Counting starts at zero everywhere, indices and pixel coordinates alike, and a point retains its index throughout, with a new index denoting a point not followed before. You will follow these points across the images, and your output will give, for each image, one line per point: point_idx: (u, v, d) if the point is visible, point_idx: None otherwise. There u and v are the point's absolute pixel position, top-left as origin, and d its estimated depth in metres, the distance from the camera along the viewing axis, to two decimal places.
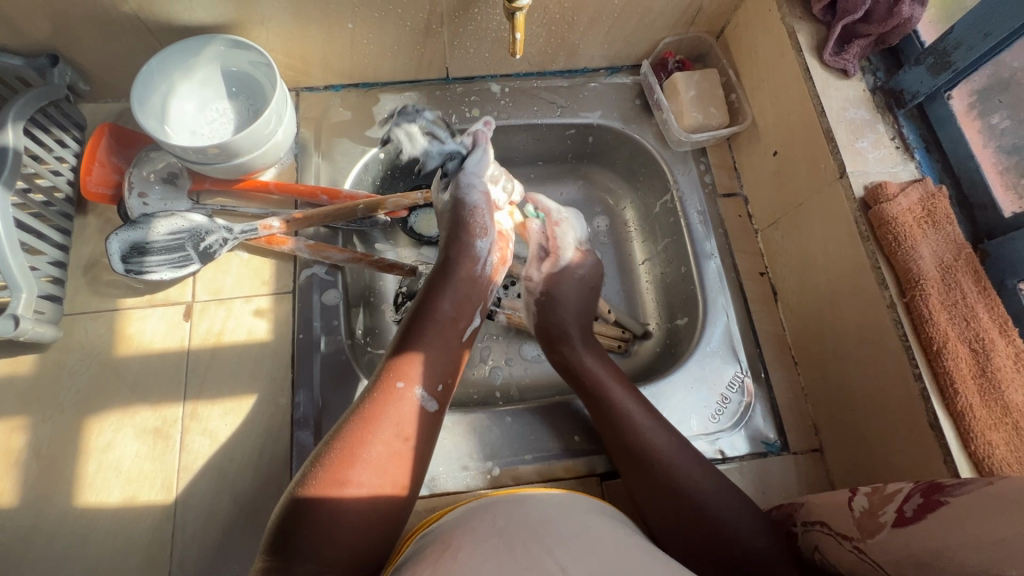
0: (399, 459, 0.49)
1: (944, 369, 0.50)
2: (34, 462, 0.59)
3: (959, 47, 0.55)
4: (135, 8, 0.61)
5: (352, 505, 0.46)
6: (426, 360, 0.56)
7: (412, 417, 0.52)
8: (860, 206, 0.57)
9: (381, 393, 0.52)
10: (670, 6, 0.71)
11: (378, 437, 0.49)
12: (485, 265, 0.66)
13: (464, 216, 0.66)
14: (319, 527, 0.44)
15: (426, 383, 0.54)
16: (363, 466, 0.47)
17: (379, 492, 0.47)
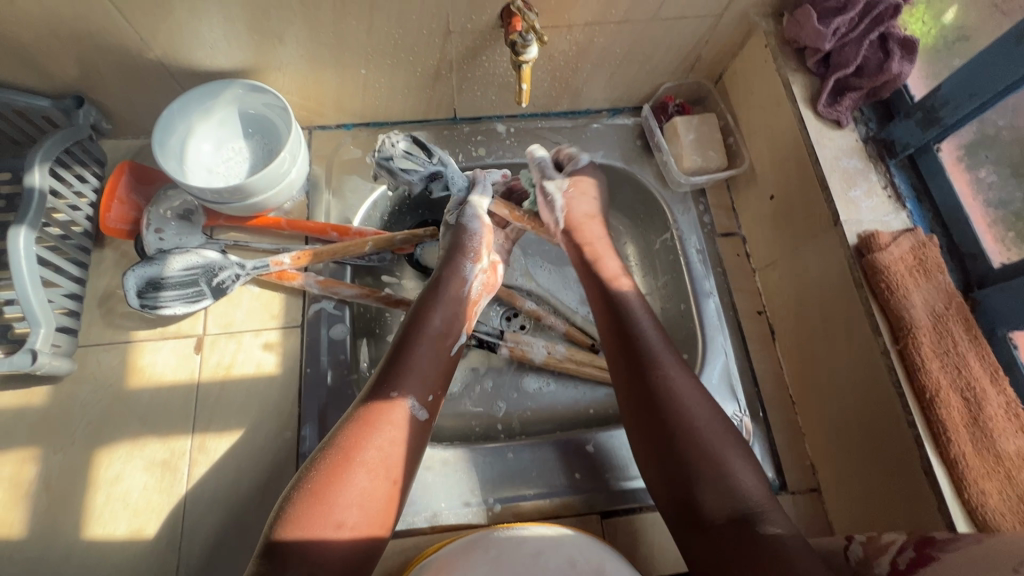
0: (391, 464, 0.52)
1: (937, 418, 0.51)
2: (43, 493, 0.61)
3: (947, 105, 0.57)
4: (159, 55, 0.64)
5: (346, 509, 0.48)
6: (417, 372, 0.58)
7: (403, 424, 0.55)
8: (855, 253, 0.59)
9: (376, 401, 0.55)
10: (670, 53, 0.74)
11: (372, 443, 0.52)
12: (473, 286, 0.68)
13: (463, 240, 0.69)
14: (313, 531, 0.47)
15: (418, 394, 0.57)
16: (358, 470, 0.50)
17: (371, 496, 0.50)
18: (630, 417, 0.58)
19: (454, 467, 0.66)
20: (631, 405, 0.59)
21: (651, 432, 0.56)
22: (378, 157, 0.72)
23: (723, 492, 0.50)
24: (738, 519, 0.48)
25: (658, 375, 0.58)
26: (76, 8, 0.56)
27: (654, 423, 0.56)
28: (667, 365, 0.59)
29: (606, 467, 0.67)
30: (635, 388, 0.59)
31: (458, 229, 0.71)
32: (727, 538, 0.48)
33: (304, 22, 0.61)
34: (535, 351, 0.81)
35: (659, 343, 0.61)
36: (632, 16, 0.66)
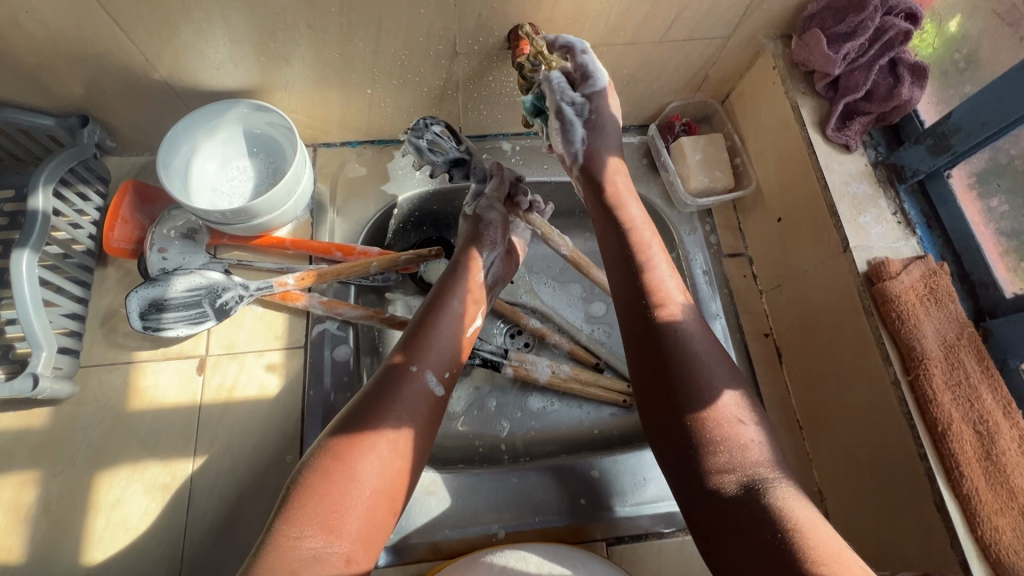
0: (409, 435, 0.54)
1: (950, 452, 0.50)
2: (43, 517, 0.60)
3: (958, 132, 0.56)
4: (165, 76, 0.64)
5: (364, 478, 0.49)
6: (437, 348, 0.60)
7: (422, 397, 0.56)
8: (865, 281, 0.58)
9: (395, 372, 0.56)
10: (678, 74, 0.73)
11: (392, 413, 0.53)
12: (489, 273, 0.69)
13: (480, 229, 0.70)
14: (333, 495, 0.48)
15: (437, 369, 0.58)
16: (378, 439, 0.51)
17: (388, 467, 0.51)
18: (636, 374, 0.54)
19: (458, 491, 0.66)
20: (638, 363, 0.54)
21: (658, 394, 0.52)
22: (411, 136, 0.71)
23: (734, 461, 0.46)
24: (749, 488, 0.45)
25: (673, 338, 0.53)
26: (83, 30, 0.56)
27: (663, 384, 0.52)
28: (684, 319, 0.54)
29: (611, 493, 0.66)
30: (642, 345, 0.54)
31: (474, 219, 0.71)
32: (732, 500, 0.45)
33: (310, 44, 0.61)
34: (539, 370, 0.79)
35: (712, 361, 0.52)
36: (640, 38, 0.65)
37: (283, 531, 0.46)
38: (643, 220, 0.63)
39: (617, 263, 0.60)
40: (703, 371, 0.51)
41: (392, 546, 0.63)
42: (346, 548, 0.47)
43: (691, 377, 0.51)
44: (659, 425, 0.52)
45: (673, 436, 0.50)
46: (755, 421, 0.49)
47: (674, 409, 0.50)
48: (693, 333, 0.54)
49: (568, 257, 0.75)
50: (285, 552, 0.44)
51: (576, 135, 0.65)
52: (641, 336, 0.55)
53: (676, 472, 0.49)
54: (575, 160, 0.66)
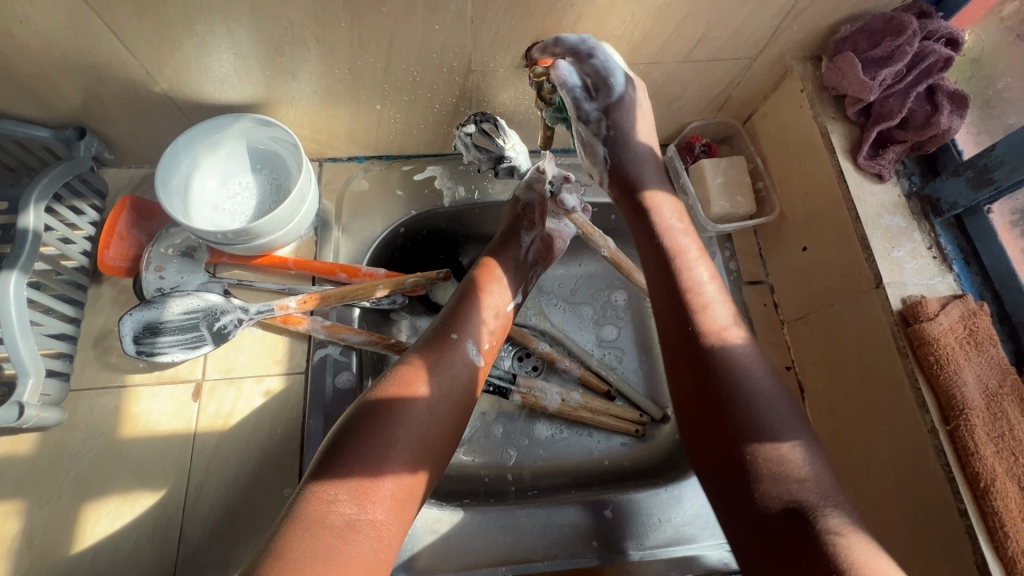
0: (450, 401, 0.55)
1: (993, 510, 0.47)
2: (26, 552, 0.57)
3: (1002, 166, 0.53)
4: (167, 88, 0.61)
5: (400, 441, 0.50)
6: (475, 320, 0.61)
7: (462, 365, 0.57)
8: (900, 320, 0.55)
9: (436, 341, 0.58)
10: (700, 94, 0.70)
11: (429, 377, 0.54)
12: (528, 251, 0.70)
13: (519, 211, 0.71)
14: (367, 460, 0.48)
15: (477, 339, 0.60)
16: (415, 403, 0.52)
17: (427, 431, 0.52)
18: (675, 375, 0.52)
19: (465, 530, 0.62)
20: (676, 372, 0.52)
21: (699, 409, 0.49)
22: (459, 136, 0.70)
23: (781, 483, 0.43)
24: (798, 515, 0.42)
25: (721, 360, 0.49)
26: (81, 42, 0.53)
27: (703, 391, 0.49)
28: (726, 328, 0.51)
29: (625, 533, 0.63)
30: (682, 346, 0.52)
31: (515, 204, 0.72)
32: (782, 517, 0.42)
33: (319, 58, 0.58)
34: (549, 398, 0.76)
35: (774, 401, 0.47)
36: (664, 58, 0.62)
37: (315, 494, 0.46)
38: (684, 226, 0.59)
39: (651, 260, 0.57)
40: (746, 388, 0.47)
41: None
42: (380, 516, 0.46)
43: (747, 411, 0.46)
44: (699, 427, 0.49)
45: (711, 442, 0.48)
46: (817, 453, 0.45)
47: (718, 424, 0.47)
48: (753, 370, 0.49)
49: (608, 257, 0.73)
50: (320, 513, 0.44)
51: (598, 146, 0.63)
52: (681, 340, 0.52)
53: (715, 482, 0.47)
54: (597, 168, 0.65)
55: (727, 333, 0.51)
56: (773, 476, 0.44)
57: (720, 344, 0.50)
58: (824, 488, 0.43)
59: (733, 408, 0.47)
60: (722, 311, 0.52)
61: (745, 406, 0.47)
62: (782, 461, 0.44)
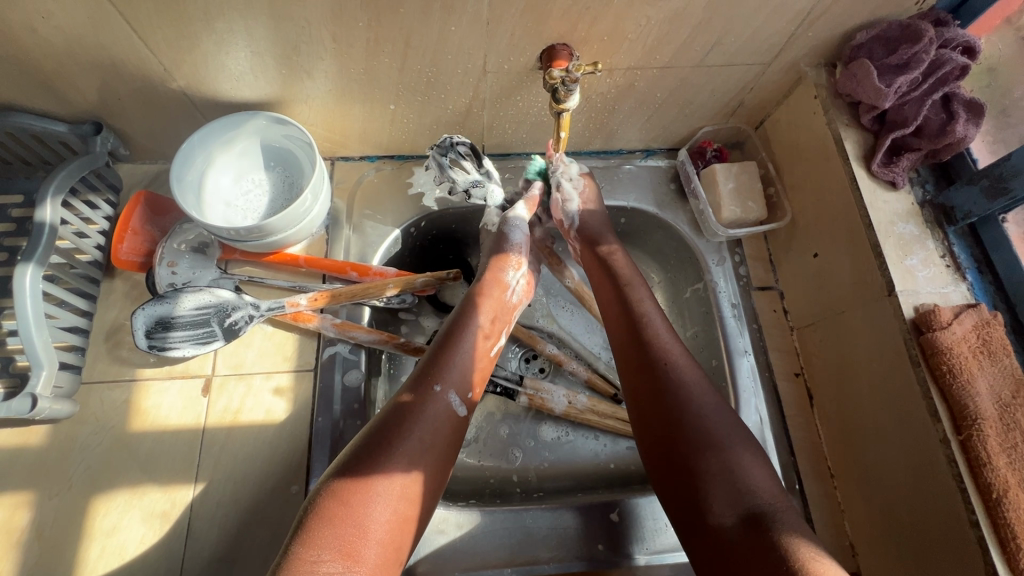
0: (431, 453, 0.53)
1: (1006, 522, 0.47)
2: (35, 543, 0.57)
3: (1017, 175, 0.53)
4: (184, 86, 0.61)
5: (381, 501, 0.48)
6: (457, 367, 0.59)
7: (444, 417, 0.55)
8: (912, 328, 0.55)
9: (418, 391, 0.56)
10: (713, 99, 0.70)
11: (409, 434, 0.52)
12: (513, 292, 0.69)
13: (505, 248, 0.70)
14: (350, 518, 0.46)
15: (459, 389, 0.58)
16: (396, 458, 0.50)
17: (408, 486, 0.50)
18: (637, 401, 0.57)
19: (470, 530, 0.62)
20: (634, 393, 0.58)
21: (661, 441, 0.53)
22: (436, 152, 0.70)
23: (734, 497, 0.47)
24: (746, 520, 0.45)
25: (676, 396, 0.54)
26: (100, 38, 0.53)
27: (661, 416, 0.54)
28: (676, 357, 0.58)
29: (630, 537, 0.63)
30: (643, 388, 0.57)
31: (500, 235, 0.72)
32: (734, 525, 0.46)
33: (335, 57, 0.58)
34: (555, 400, 0.76)
35: (722, 425, 0.52)
36: (677, 62, 0.62)
37: (299, 557, 0.43)
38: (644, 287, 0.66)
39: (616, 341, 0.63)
40: (694, 407, 0.53)
41: None
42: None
43: (702, 434, 0.51)
44: (655, 448, 0.54)
45: (674, 468, 0.51)
46: (760, 464, 0.50)
47: (677, 454, 0.52)
48: (703, 401, 0.54)
49: (571, 287, 0.77)
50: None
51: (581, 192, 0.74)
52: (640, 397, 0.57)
53: (674, 504, 0.51)
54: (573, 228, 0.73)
55: (676, 357, 0.58)
56: (728, 490, 0.48)
57: (674, 380, 0.56)
58: (770, 499, 0.47)
59: (690, 436, 0.52)
60: (676, 350, 0.59)
61: (698, 431, 0.52)
62: (733, 477, 0.48)
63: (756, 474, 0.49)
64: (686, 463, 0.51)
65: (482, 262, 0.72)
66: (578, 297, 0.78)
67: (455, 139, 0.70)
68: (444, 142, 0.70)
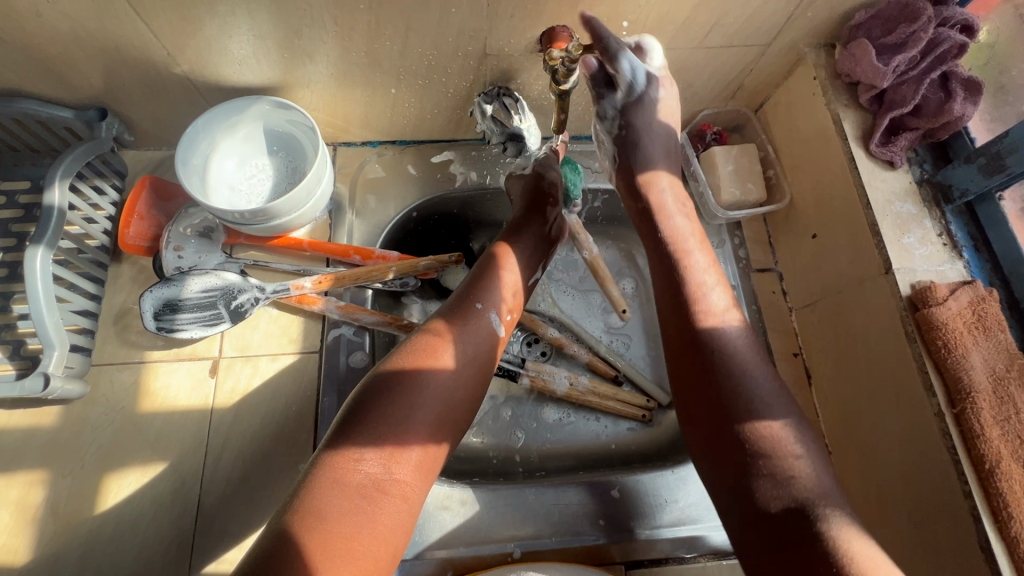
0: (473, 366, 0.56)
1: (998, 491, 0.48)
2: (51, 519, 0.59)
3: (1014, 153, 0.53)
4: (187, 70, 0.62)
5: (424, 407, 0.51)
6: (496, 288, 0.61)
7: (485, 334, 0.58)
8: (908, 305, 0.56)
9: (461, 308, 0.59)
10: (713, 81, 0.70)
11: (453, 346, 0.55)
12: (553, 225, 0.71)
13: (543, 187, 0.71)
14: (393, 421, 0.49)
15: (500, 309, 0.61)
16: (440, 367, 0.53)
17: (450, 393, 0.53)
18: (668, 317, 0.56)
19: (473, 506, 0.64)
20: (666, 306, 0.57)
21: (695, 363, 0.53)
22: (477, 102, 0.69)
23: (782, 488, 0.44)
24: (793, 513, 0.43)
25: (738, 382, 0.50)
26: (104, 22, 0.54)
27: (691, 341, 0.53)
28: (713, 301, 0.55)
29: (631, 513, 0.64)
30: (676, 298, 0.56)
31: (532, 175, 0.73)
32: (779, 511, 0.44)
33: (336, 41, 0.59)
34: (557, 382, 0.77)
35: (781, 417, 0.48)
36: (677, 43, 0.63)
37: (342, 453, 0.47)
38: (696, 243, 0.61)
39: (657, 260, 0.60)
40: (742, 378, 0.50)
41: (404, 563, 0.61)
42: (404, 477, 0.48)
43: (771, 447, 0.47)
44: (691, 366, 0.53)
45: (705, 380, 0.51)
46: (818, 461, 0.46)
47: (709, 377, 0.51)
48: (778, 407, 0.49)
49: (587, 260, 0.78)
50: (348, 471, 0.46)
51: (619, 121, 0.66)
52: (684, 343, 0.54)
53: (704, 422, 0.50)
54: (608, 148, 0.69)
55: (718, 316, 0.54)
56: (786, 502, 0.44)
57: (740, 375, 0.50)
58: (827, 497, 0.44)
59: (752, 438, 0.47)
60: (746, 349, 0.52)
61: (748, 407, 0.48)
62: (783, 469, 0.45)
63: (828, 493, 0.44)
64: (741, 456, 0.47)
65: (517, 206, 0.72)
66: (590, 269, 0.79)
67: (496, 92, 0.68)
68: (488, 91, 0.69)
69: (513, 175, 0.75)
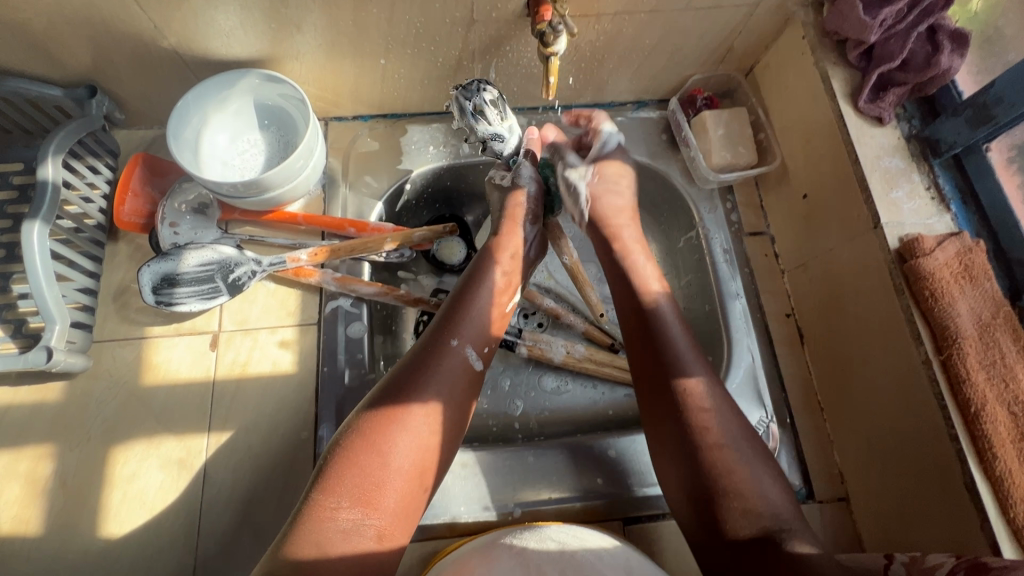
0: (448, 405, 0.55)
1: (983, 433, 0.49)
2: (60, 491, 0.60)
3: (1000, 103, 0.54)
4: (174, 44, 0.62)
5: (400, 452, 0.51)
6: (473, 322, 0.60)
7: (461, 371, 0.58)
8: (896, 257, 0.56)
9: (434, 345, 0.58)
10: (702, 44, 0.70)
11: (429, 387, 0.55)
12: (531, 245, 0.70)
13: (512, 203, 0.69)
14: (369, 467, 0.49)
15: (475, 343, 0.60)
16: (414, 411, 0.53)
17: (425, 436, 0.53)
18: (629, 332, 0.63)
19: (474, 469, 0.65)
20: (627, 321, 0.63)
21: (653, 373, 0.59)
22: (460, 95, 0.62)
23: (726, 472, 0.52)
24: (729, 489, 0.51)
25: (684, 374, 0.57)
26: None
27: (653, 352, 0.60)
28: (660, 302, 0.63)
29: (629, 472, 0.66)
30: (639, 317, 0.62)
31: (510, 188, 0.70)
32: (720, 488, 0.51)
33: (323, 9, 0.59)
34: (554, 350, 0.77)
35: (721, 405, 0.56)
36: (664, 5, 0.63)
37: (320, 502, 0.47)
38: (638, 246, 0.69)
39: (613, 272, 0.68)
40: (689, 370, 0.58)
41: None
42: (382, 521, 0.48)
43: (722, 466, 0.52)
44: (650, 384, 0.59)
45: (659, 386, 0.58)
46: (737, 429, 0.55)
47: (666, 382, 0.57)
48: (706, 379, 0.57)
49: (568, 265, 0.78)
50: (326, 519, 0.47)
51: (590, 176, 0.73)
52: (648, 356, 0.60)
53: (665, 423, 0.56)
54: (583, 217, 0.73)
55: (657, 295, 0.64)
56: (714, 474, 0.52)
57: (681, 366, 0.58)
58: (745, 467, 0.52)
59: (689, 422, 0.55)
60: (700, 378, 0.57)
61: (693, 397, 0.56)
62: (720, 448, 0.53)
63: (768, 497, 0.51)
64: (689, 451, 0.54)
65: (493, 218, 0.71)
66: (571, 275, 0.79)
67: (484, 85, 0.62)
68: (471, 83, 0.62)
69: (489, 189, 0.73)
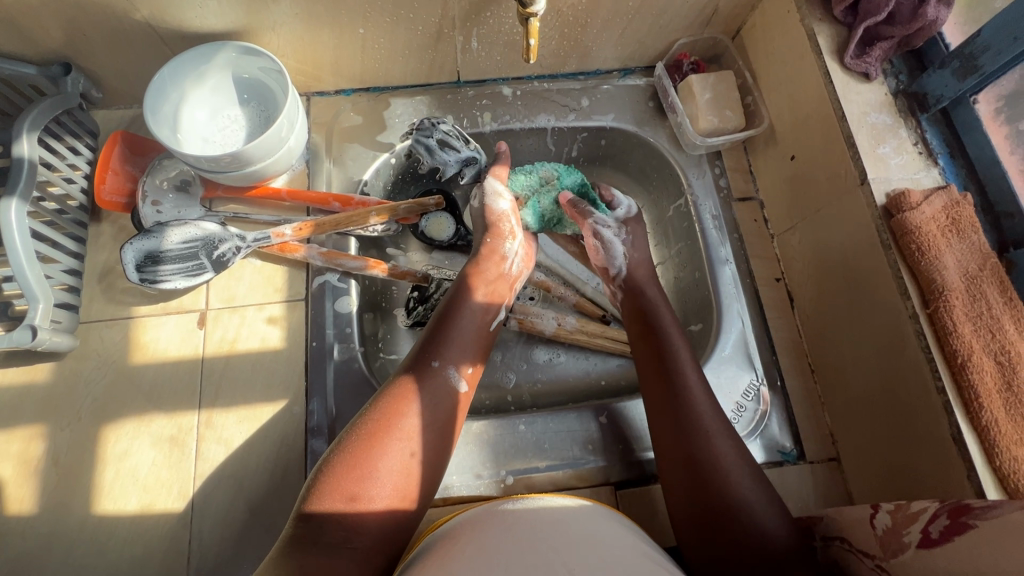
0: (431, 428, 0.54)
1: (969, 382, 0.49)
2: (53, 470, 0.60)
3: (987, 51, 0.53)
4: (148, 17, 0.61)
5: (383, 476, 0.49)
6: (455, 342, 0.59)
7: (445, 394, 0.56)
8: (883, 214, 0.56)
9: (418, 367, 0.57)
10: (687, 6, 0.69)
11: (414, 411, 0.53)
12: (513, 261, 0.70)
13: (491, 220, 0.71)
14: (351, 489, 0.47)
15: (458, 363, 0.58)
16: (398, 435, 0.51)
17: (410, 460, 0.51)
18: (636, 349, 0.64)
19: (465, 439, 0.65)
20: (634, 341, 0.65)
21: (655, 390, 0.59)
22: (417, 135, 0.74)
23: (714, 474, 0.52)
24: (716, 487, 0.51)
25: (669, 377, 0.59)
26: None
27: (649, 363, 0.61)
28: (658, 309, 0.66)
29: (620, 438, 0.66)
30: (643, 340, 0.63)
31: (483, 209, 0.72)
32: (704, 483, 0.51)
33: None
34: (544, 322, 0.77)
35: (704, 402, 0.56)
36: None
37: (302, 526, 0.45)
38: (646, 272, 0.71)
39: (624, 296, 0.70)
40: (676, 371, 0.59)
41: None
42: (365, 545, 0.46)
43: (725, 493, 0.50)
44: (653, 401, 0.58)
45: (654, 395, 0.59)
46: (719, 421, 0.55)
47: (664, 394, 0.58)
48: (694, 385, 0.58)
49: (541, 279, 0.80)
50: (304, 546, 0.44)
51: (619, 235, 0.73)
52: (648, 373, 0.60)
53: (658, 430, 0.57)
54: (619, 274, 0.72)
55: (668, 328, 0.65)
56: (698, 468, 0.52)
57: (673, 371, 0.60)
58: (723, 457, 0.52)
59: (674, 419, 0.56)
60: (703, 408, 0.56)
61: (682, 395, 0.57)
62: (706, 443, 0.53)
63: (770, 523, 0.49)
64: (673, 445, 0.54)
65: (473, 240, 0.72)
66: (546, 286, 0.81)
67: (438, 120, 0.74)
68: (424, 123, 0.73)
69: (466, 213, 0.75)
